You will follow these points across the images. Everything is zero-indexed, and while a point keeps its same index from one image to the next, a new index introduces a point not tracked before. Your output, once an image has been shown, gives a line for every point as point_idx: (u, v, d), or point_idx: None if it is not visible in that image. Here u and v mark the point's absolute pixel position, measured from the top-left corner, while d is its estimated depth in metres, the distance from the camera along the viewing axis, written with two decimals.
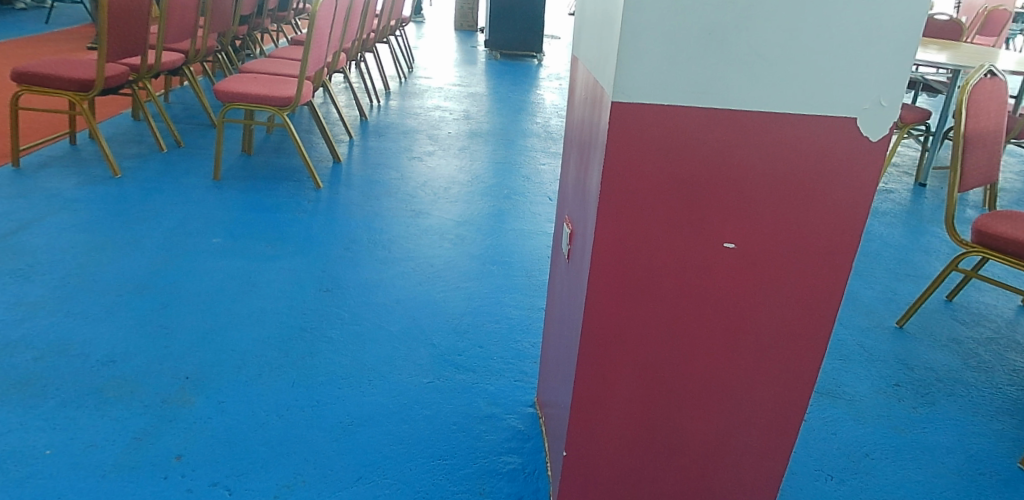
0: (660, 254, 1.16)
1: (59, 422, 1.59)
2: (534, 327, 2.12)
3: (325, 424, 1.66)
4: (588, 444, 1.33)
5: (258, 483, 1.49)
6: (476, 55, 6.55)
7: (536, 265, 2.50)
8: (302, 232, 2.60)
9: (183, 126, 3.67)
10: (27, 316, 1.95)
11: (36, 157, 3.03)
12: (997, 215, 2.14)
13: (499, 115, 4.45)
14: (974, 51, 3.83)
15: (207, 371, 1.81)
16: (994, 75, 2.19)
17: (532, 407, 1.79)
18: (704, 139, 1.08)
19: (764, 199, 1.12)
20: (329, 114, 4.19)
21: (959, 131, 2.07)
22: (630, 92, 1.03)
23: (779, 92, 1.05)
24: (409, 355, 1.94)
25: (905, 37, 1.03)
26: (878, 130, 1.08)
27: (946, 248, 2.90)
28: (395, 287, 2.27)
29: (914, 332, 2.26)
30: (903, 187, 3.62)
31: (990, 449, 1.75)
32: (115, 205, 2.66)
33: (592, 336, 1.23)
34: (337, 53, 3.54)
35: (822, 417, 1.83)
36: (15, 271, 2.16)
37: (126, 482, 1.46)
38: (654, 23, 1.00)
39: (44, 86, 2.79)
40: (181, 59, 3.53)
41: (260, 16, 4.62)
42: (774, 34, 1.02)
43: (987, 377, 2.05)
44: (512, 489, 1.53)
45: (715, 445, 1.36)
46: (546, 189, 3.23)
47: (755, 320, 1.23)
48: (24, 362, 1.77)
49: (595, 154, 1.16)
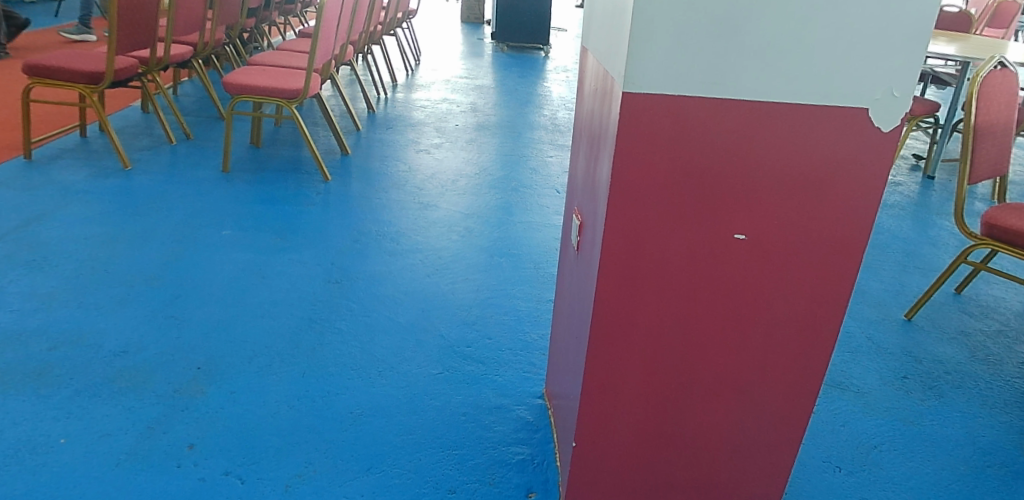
0: (671, 246, 1.17)
1: (73, 411, 1.62)
2: (542, 319, 2.13)
3: (334, 415, 1.68)
4: (597, 437, 1.35)
5: (268, 472, 1.51)
6: (483, 47, 6.54)
7: (544, 257, 2.51)
8: (311, 224, 2.61)
9: (191, 119, 3.69)
10: (41, 307, 1.97)
11: (46, 150, 3.04)
12: (1007, 208, 2.13)
13: (506, 108, 4.44)
14: (985, 44, 3.80)
15: (218, 361, 1.82)
16: (1004, 66, 2.18)
17: (541, 398, 1.80)
18: (715, 131, 1.08)
19: (775, 191, 1.12)
20: (337, 106, 4.20)
21: (968, 124, 2.06)
22: (641, 82, 1.04)
23: (790, 83, 1.05)
24: (418, 346, 1.95)
25: (917, 26, 1.03)
26: (890, 120, 1.07)
27: (954, 241, 2.90)
28: (403, 279, 2.28)
29: (923, 324, 2.26)
30: (912, 180, 3.60)
31: (998, 441, 1.76)
32: (125, 197, 2.68)
33: (602, 326, 1.23)
34: (344, 45, 3.52)
35: (830, 408, 1.83)
36: (28, 263, 2.17)
37: (139, 471, 1.48)
38: (665, 13, 1.01)
39: (55, 79, 2.80)
40: (191, 51, 3.54)
41: (267, 9, 4.64)
42: (785, 26, 1.02)
43: (996, 370, 2.05)
44: (522, 479, 1.54)
45: (724, 437, 1.36)
46: (554, 181, 3.23)
47: (765, 312, 1.23)
48: (39, 352, 1.79)
49: (605, 147, 1.17)
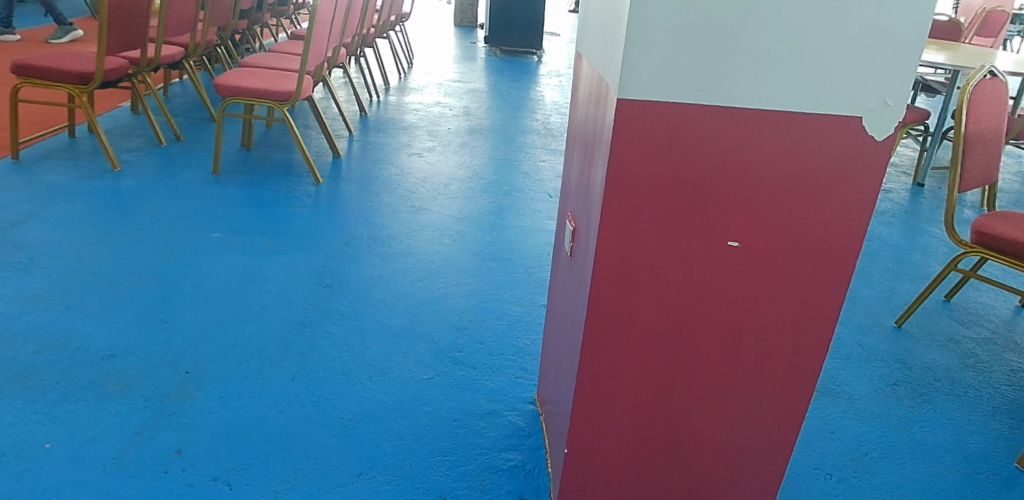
0: (665, 252, 1.16)
1: (59, 415, 1.59)
2: (534, 324, 2.12)
3: (324, 420, 1.66)
4: (589, 442, 1.34)
5: (257, 478, 1.49)
6: (476, 51, 6.53)
7: (536, 261, 2.50)
8: (302, 227, 2.60)
9: (182, 120, 3.66)
10: (27, 309, 1.94)
11: (34, 150, 3.01)
12: (997, 216, 2.15)
13: (498, 112, 4.43)
14: (974, 52, 3.83)
15: (207, 366, 1.80)
16: (994, 75, 2.19)
17: (532, 404, 1.79)
18: (709, 140, 1.08)
19: (769, 198, 1.12)
20: (329, 109, 4.19)
21: (959, 131, 2.07)
22: (636, 88, 1.03)
23: (785, 91, 1.05)
24: (409, 350, 1.94)
25: (911, 34, 1.03)
26: (883, 129, 1.08)
27: (944, 248, 2.92)
28: (395, 283, 2.27)
29: (913, 331, 2.27)
30: (902, 187, 3.63)
31: (988, 449, 1.76)
32: (113, 199, 2.65)
33: (595, 332, 1.23)
34: (337, 48, 3.51)
35: (821, 415, 1.84)
36: (14, 265, 2.15)
37: (125, 477, 1.46)
38: (661, 19, 1.00)
39: (44, 79, 2.77)
40: (181, 53, 3.52)
41: (259, 10, 4.61)
42: (780, 33, 1.02)
43: (984, 377, 2.06)
44: (513, 486, 1.53)
45: (716, 445, 1.36)
46: (547, 186, 3.23)
47: (759, 318, 1.23)
48: (24, 355, 1.77)
49: (599, 153, 1.16)
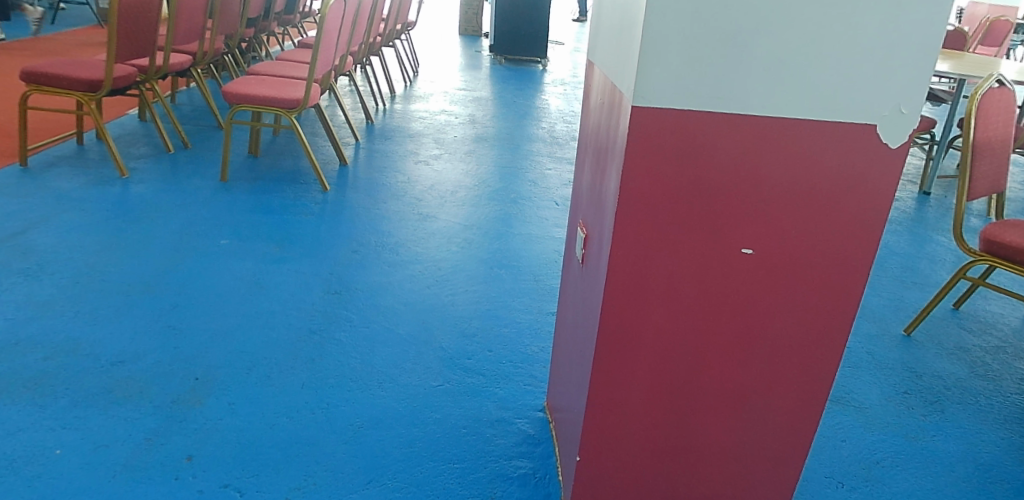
0: (679, 260, 1.16)
1: (70, 421, 1.60)
2: (542, 332, 2.12)
3: (334, 427, 1.66)
4: (600, 451, 1.33)
5: (268, 484, 1.49)
6: (482, 60, 6.56)
7: (543, 269, 2.51)
8: (309, 234, 2.60)
9: (189, 128, 3.68)
10: (37, 316, 1.95)
11: (43, 157, 3.03)
12: (1006, 224, 2.14)
13: (504, 120, 4.45)
14: (979, 61, 3.85)
15: (217, 372, 1.80)
16: (1003, 83, 2.20)
17: (542, 411, 1.78)
18: (722, 147, 1.08)
19: (781, 207, 1.12)
20: (335, 116, 4.20)
21: (967, 140, 2.08)
22: (651, 96, 1.04)
23: (799, 97, 1.05)
24: (418, 357, 1.94)
25: (924, 42, 1.04)
26: (897, 137, 1.08)
27: (951, 257, 2.91)
28: (403, 290, 2.27)
29: (921, 340, 2.26)
30: (908, 196, 3.62)
31: (1000, 458, 1.75)
32: (122, 206, 2.66)
33: (609, 340, 1.22)
34: (345, 56, 3.53)
35: (832, 423, 1.83)
36: (24, 271, 2.15)
37: (136, 482, 1.46)
38: (673, 27, 1.01)
39: (54, 87, 2.79)
40: (189, 61, 3.54)
41: (266, 19, 4.63)
42: (793, 42, 1.03)
43: (995, 385, 2.05)
44: (524, 494, 1.53)
45: (728, 453, 1.36)
46: (554, 194, 3.24)
47: (771, 328, 1.23)
48: (34, 361, 1.77)
49: (612, 161, 1.17)
